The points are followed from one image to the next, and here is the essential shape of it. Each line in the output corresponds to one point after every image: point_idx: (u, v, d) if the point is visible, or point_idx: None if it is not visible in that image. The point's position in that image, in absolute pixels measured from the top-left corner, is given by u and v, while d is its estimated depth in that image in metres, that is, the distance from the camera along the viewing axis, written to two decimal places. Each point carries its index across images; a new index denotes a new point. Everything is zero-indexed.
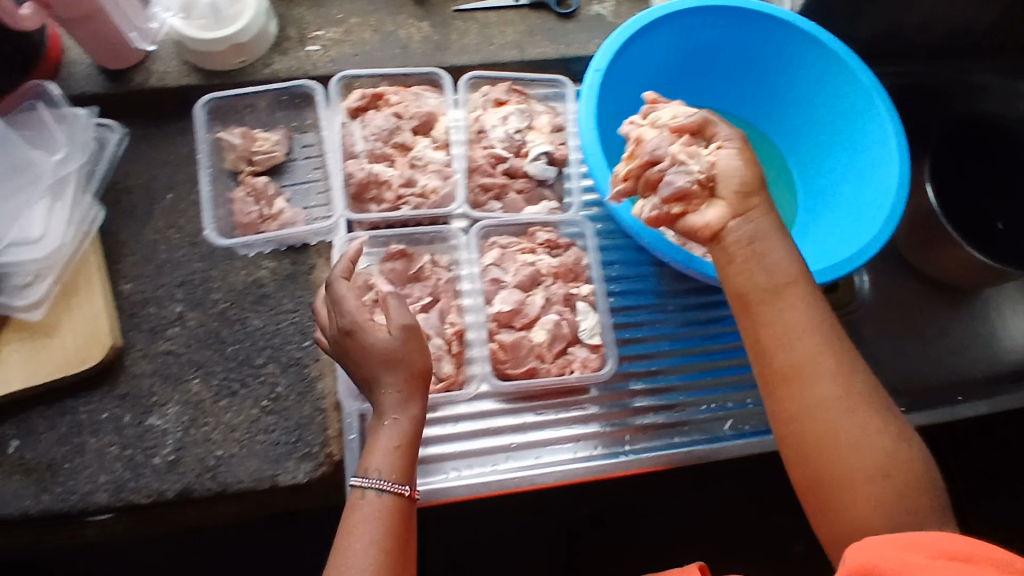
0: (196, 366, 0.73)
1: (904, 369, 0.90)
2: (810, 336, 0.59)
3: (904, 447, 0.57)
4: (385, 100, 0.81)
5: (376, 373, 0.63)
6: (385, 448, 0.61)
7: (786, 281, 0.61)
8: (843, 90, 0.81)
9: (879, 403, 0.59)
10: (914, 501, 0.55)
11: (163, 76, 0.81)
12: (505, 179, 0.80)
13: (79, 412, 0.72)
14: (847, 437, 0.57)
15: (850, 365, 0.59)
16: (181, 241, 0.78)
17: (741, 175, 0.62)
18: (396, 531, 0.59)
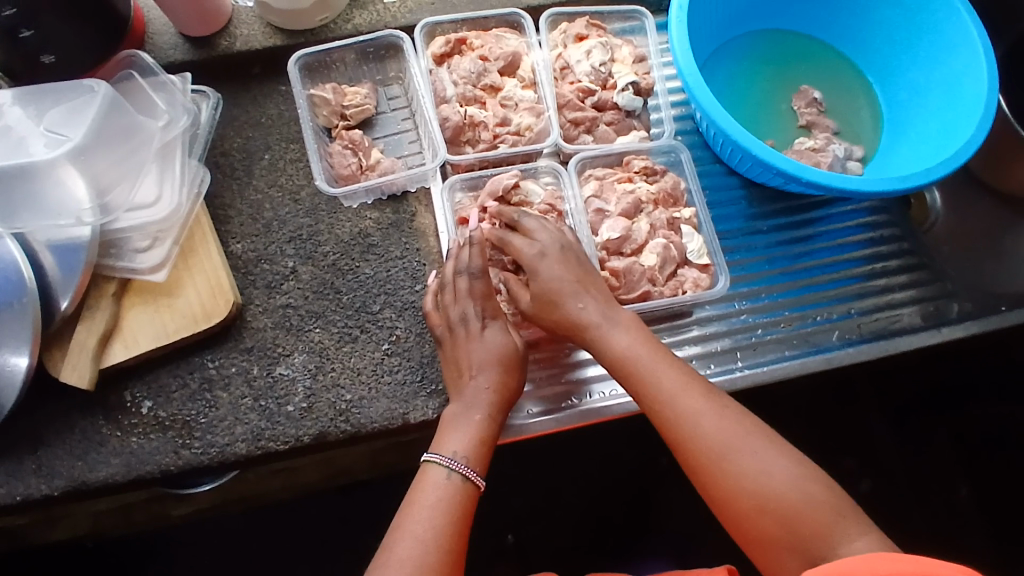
0: (315, 317, 0.75)
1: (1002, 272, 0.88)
2: (659, 402, 0.62)
3: (776, 475, 0.58)
4: (469, 45, 0.82)
5: (478, 367, 0.66)
6: (467, 436, 0.64)
7: (620, 363, 0.64)
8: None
9: (741, 439, 0.59)
10: (800, 525, 0.56)
11: (248, 40, 0.83)
12: (594, 112, 0.81)
13: (207, 368, 0.73)
14: (730, 480, 0.58)
15: (698, 420, 0.60)
16: (283, 199, 0.80)
17: (559, 279, 0.67)
18: (461, 512, 0.61)
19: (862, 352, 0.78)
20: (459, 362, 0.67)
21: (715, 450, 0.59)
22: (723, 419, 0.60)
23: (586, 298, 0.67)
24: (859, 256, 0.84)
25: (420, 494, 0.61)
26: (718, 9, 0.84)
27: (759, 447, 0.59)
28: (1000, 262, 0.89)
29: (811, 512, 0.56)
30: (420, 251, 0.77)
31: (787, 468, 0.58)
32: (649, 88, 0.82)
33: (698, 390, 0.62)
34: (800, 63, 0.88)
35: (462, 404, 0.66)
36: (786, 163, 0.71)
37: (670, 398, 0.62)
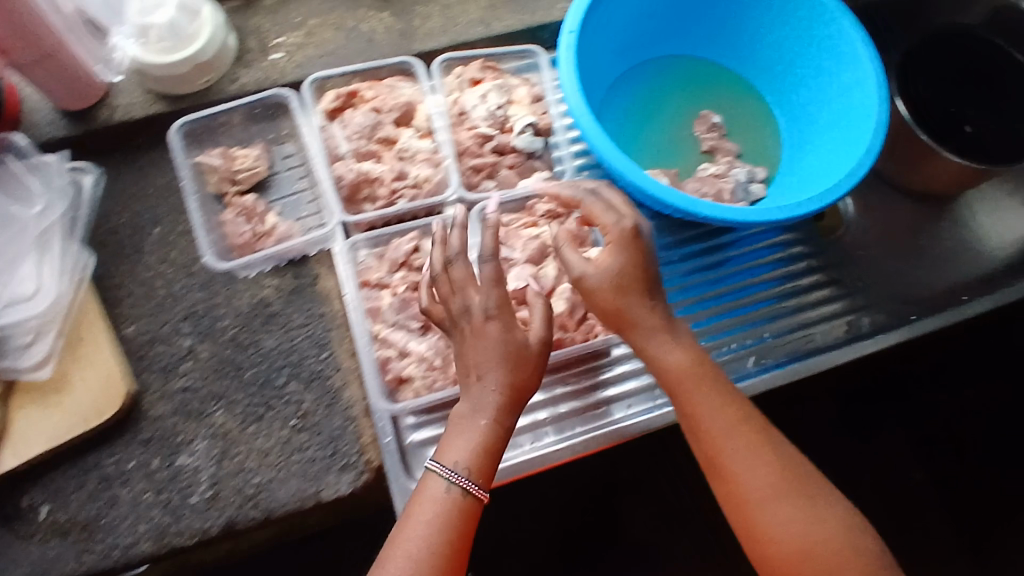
0: (217, 399, 0.72)
1: (914, 276, 0.89)
2: (712, 434, 0.61)
3: (820, 523, 0.58)
4: (361, 97, 0.79)
5: (486, 361, 0.59)
6: (465, 442, 0.58)
7: (677, 381, 0.62)
8: (807, 16, 0.80)
9: (790, 485, 0.60)
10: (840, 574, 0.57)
11: (129, 109, 0.79)
12: (494, 157, 0.79)
13: (105, 465, 0.69)
14: (773, 528, 0.58)
15: (751, 460, 0.60)
16: (177, 273, 0.76)
17: (631, 269, 0.62)
18: (458, 528, 0.57)
19: (779, 376, 0.77)
20: (467, 361, 0.60)
21: (764, 495, 0.59)
22: (761, 467, 0.60)
23: (655, 300, 0.62)
24: (777, 275, 0.84)
25: (420, 508, 0.57)
26: (610, 42, 0.82)
27: (808, 496, 0.59)
28: (914, 269, 0.90)
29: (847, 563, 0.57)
30: (324, 316, 0.74)
31: (817, 521, 0.58)
32: (548, 128, 0.81)
33: (745, 428, 0.61)
34: (698, 88, 0.88)
35: (468, 405, 0.59)
36: (684, 201, 0.70)
37: (725, 435, 0.61)
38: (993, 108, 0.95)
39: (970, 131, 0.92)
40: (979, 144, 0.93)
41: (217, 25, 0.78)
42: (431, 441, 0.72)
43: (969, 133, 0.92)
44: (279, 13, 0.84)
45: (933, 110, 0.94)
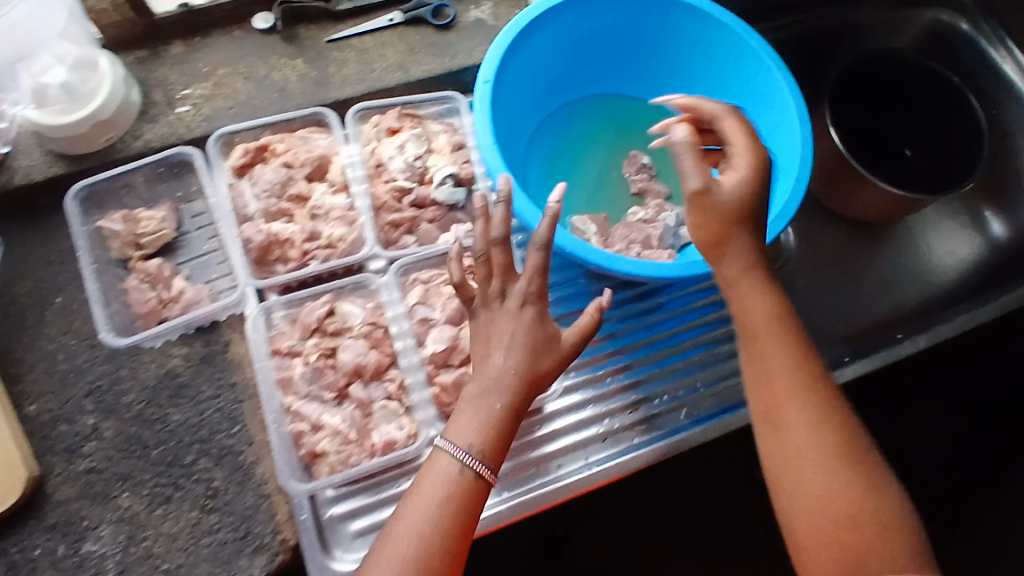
0: (123, 480, 0.68)
1: (840, 311, 0.91)
2: (782, 388, 0.59)
3: (866, 495, 0.56)
4: (272, 151, 0.76)
5: (511, 337, 0.59)
6: (473, 423, 0.57)
7: (755, 327, 0.60)
8: (732, 52, 0.78)
9: (847, 454, 0.58)
10: (879, 547, 0.54)
11: (29, 171, 0.74)
12: (414, 211, 0.76)
13: (11, 553, 0.64)
14: (820, 490, 0.57)
15: (818, 421, 0.58)
16: (80, 345, 0.72)
17: (737, 198, 0.59)
18: (465, 509, 0.56)
19: (710, 428, 0.76)
20: (487, 337, 0.60)
21: (820, 458, 0.57)
22: (821, 427, 0.58)
23: (754, 242, 0.60)
24: (717, 319, 0.82)
25: (427, 482, 0.57)
26: (533, 84, 0.80)
27: (860, 469, 0.57)
28: (843, 305, 0.91)
29: (886, 540, 0.55)
30: (235, 385, 0.71)
31: (864, 491, 0.56)
32: (470, 176, 0.78)
33: (805, 386, 0.59)
34: (627, 126, 0.87)
35: (480, 386, 0.59)
36: (603, 256, 0.68)
37: (795, 390, 0.59)
38: (932, 130, 0.95)
39: (910, 155, 0.98)
40: (923, 168, 0.97)
41: (117, 78, 0.74)
42: (352, 513, 0.68)
43: (909, 157, 0.98)
44: (187, 63, 0.79)
45: (864, 132, 0.98)
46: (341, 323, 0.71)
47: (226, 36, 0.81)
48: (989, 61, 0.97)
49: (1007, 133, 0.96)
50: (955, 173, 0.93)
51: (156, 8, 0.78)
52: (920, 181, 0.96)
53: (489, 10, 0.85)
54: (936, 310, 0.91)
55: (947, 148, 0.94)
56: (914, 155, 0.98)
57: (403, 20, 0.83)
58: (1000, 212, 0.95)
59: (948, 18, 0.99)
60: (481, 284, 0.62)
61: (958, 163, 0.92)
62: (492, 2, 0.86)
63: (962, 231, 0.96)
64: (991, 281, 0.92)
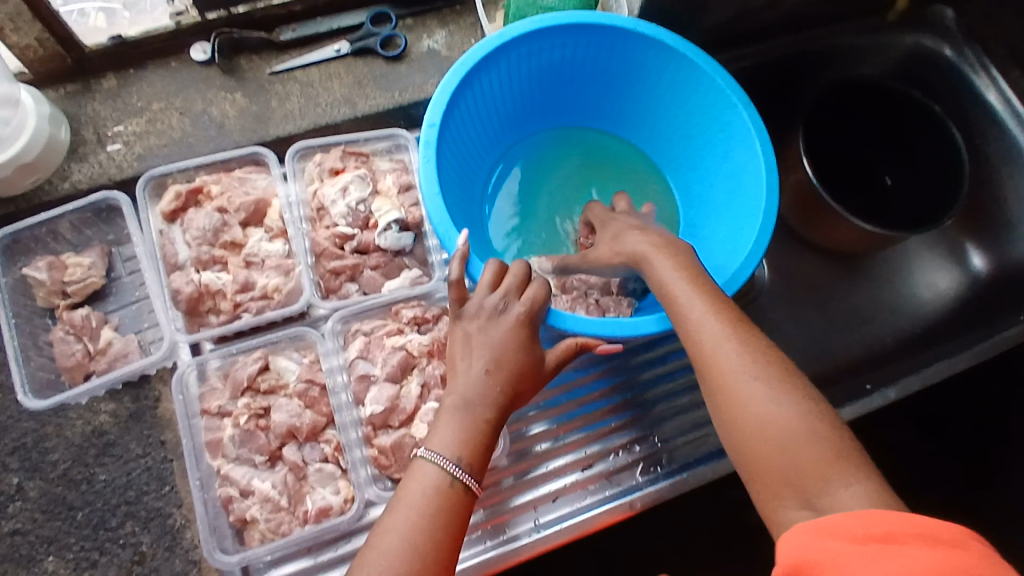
0: (47, 543, 0.65)
1: (812, 352, 0.86)
2: (686, 319, 0.54)
3: (781, 408, 0.48)
4: (206, 194, 0.72)
5: (493, 354, 0.58)
6: (456, 429, 0.56)
7: (656, 279, 0.57)
8: (704, 90, 0.73)
9: (759, 367, 0.49)
10: (803, 460, 0.46)
11: None
12: (356, 258, 0.72)
13: None
14: (740, 408, 0.49)
15: (724, 341, 0.51)
16: (6, 399, 0.69)
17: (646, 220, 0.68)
18: (452, 520, 0.53)
19: (666, 488, 0.75)
20: (468, 355, 0.59)
21: (729, 373, 0.50)
22: (725, 339, 0.51)
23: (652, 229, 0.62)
24: (681, 368, 0.82)
25: (410, 487, 0.54)
26: (489, 121, 0.77)
27: (777, 382, 0.49)
28: (813, 347, 0.86)
29: (808, 453, 0.46)
30: (165, 443, 0.68)
31: (788, 402, 0.48)
32: (418, 221, 0.74)
33: (711, 307, 0.53)
34: (592, 160, 0.85)
35: (460, 399, 0.57)
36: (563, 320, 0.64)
37: (695, 316, 0.53)
38: (916, 160, 0.87)
39: (891, 183, 0.91)
40: (905, 196, 0.89)
41: (42, 116, 0.70)
42: None
43: (890, 186, 0.90)
44: (118, 97, 0.76)
45: (843, 158, 0.92)
46: (279, 376, 0.68)
47: (162, 68, 0.77)
48: (969, 87, 0.90)
49: (989, 163, 0.89)
50: (937, 205, 0.84)
51: (85, 39, 0.74)
52: (899, 213, 0.88)
53: (443, 39, 0.80)
54: (912, 350, 0.86)
55: (931, 180, 0.86)
56: (893, 183, 0.90)
57: (350, 51, 0.78)
58: (980, 244, 0.89)
59: (930, 43, 0.91)
60: (484, 291, 0.61)
61: (944, 190, 0.84)
62: (446, 30, 0.80)
63: (942, 264, 0.90)
64: (970, 322, 0.86)
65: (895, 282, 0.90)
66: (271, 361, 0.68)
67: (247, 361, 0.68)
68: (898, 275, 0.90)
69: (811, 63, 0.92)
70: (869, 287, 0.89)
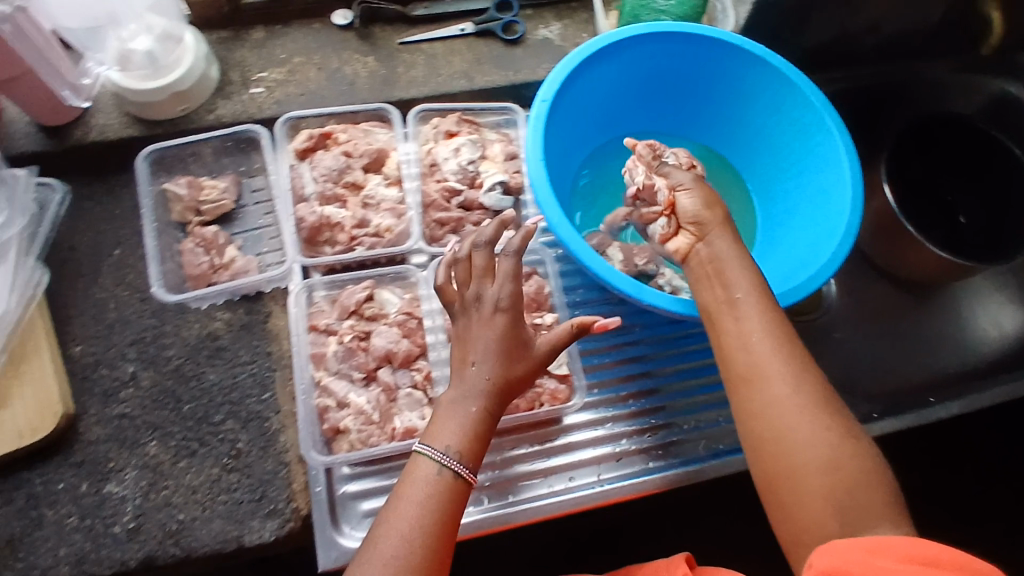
0: (153, 429, 0.71)
1: (871, 364, 0.90)
2: (758, 348, 0.60)
3: (838, 446, 0.55)
4: (334, 139, 0.80)
5: (482, 346, 0.60)
6: (460, 427, 0.58)
7: (730, 297, 0.63)
8: (798, 113, 0.80)
9: (822, 408, 0.57)
10: (858, 495, 0.53)
11: (103, 129, 0.78)
12: (460, 213, 0.79)
13: (34, 483, 0.69)
14: (798, 439, 0.56)
15: (795, 376, 0.58)
16: (131, 297, 0.76)
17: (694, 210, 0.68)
18: (448, 509, 0.55)
19: (728, 464, 0.76)
20: (466, 346, 0.61)
21: (797, 405, 0.57)
22: (797, 376, 0.58)
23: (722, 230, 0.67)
24: None
25: (408, 488, 0.56)
26: (596, 113, 0.85)
27: (835, 424, 0.57)
28: (872, 358, 0.91)
29: (861, 491, 0.54)
30: (271, 355, 0.74)
31: (847, 445, 0.56)
32: (518, 187, 0.81)
33: (782, 341, 0.60)
34: None
35: (459, 390, 0.59)
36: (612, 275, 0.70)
37: (767, 347, 0.60)
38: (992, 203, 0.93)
39: (964, 222, 0.93)
40: (979, 234, 0.92)
41: (199, 56, 0.78)
42: (364, 493, 0.71)
43: (963, 225, 0.93)
44: (264, 48, 0.84)
45: (921, 190, 0.95)
46: (383, 307, 0.75)
47: (306, 28, 0.86)
48: None
49: None
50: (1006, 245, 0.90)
51: None
52: (972, 246, 0.91)
53: (558, 30, 0.89)
54: (972, 376, 0.90)
55: (1004, 220, 0.91)
56: (967, 222, 0.93)
57: (474, 31, 0.87)
58: None
59: None
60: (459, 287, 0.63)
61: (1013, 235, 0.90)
62: (561, 24, 0.89)
63: (1007, 302, 0.95)
64: None
65: (962, 315, 0.94)
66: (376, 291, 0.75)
67: (362, 288, 0.75)
68: (963, 307, 0.94)
69: (898, 92, 0.99)
70: (935, 315, 0.94)
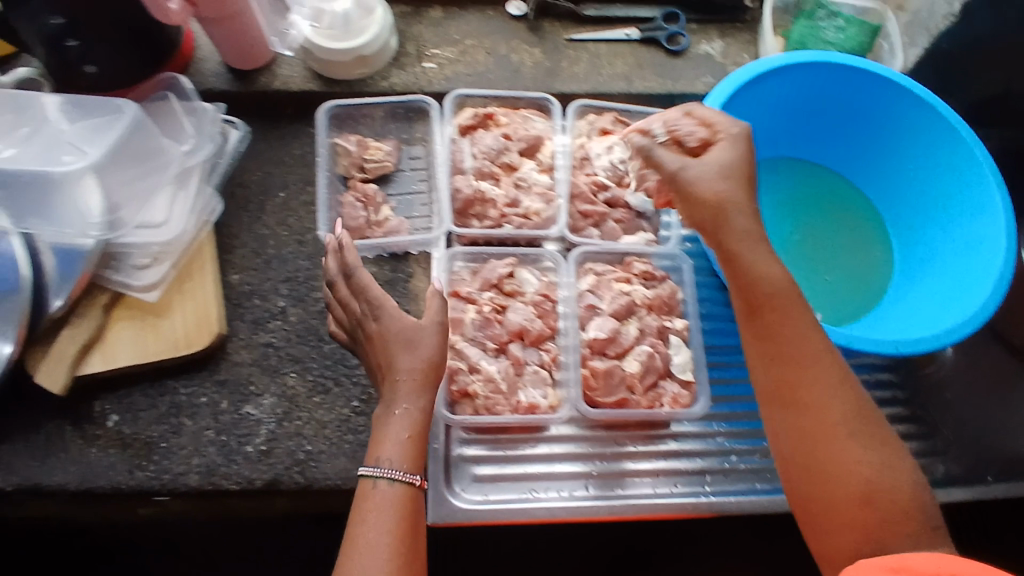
0: (293, 361, 0.76)
1: (999, 430, 0.86)
2: (793, 361, 0.60)
3: (870, 465, 0.57)
4: (496, 121, 0.84)
5: (393, 358, 0.64)
6: (396, 439, 0.61)
7: (760, 301, 0.63)
8: (956, 163, 0.79)
9: (855, 425, 0.58)
10: (889, 516, 0.55)
11: (287, 80, 0.84)
12: (604, 208, 0.82)
13: (179, 393, 0.74)
14: (831, 458, 0.57)
15: (829, 393, 0.59)
16: (290, 238, 0.81)
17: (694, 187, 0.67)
18: (405, 517, 0.59)
19: None
20: (377, 361, 0.65)
21: (830, 423, 0.58)
22: (834, 392, 0.59)
23: (736, 212, 0.65)
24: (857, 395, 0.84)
25: (369, 511, 0.59)
26: None
27: (869, 441, 0.58)
28: (1000, 422, 0.86)
29: (892, 513, 0.55)
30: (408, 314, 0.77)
31: (882, 466, 0.57)
32: None
33: (820, 355, 0.60)
34: (821, 200, 0.90)
35: (383, 401, 0.64)
36: None
37: (805, 360, 0.60)
38: None
39: None
40: None
41: (384, 25, 0.83)
42: (476, 458, 0.73)
43: None
44: (440, 26, 0.89)
45: None
46: (523, 284, 0.78)
47: (481, 13, 0.90)
48: None
49: None
50: None
51: None
52: None
53: (719, 47, 0.91)
54: None
55: None
56: None
57: (639, 37, 0.89)
58: None
59: None
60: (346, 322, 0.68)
61: None
62: (724, 41, 0.91)
63: None
64: None
65: None
66: (515, 268, 0.78)
67: (506, 264, 0.78)
68: None
69: None
70: None
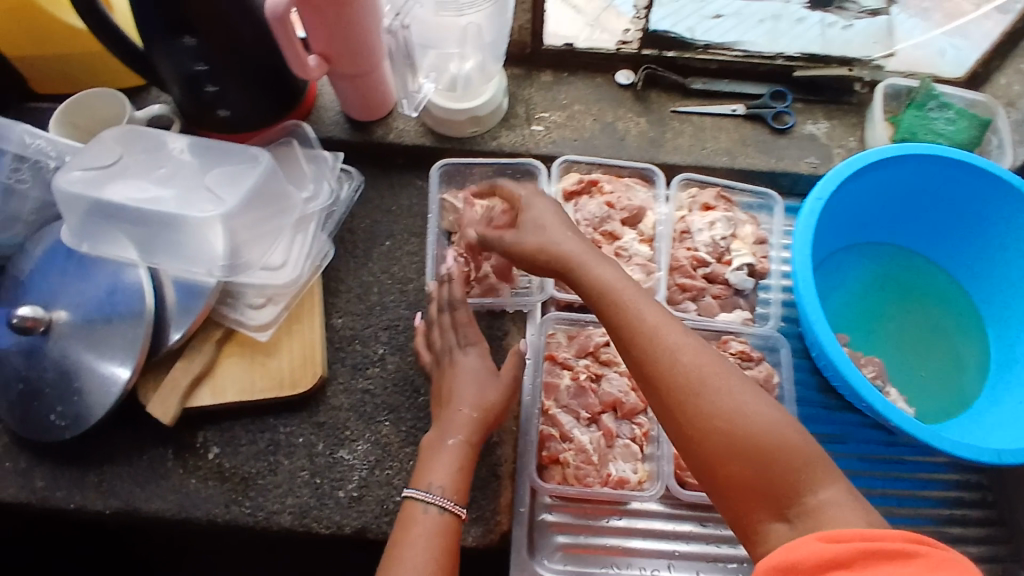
0: (387, 410, 0.77)
1: None
2: (637, 341, 0.57)
3: (746, 418, 0.51)
4: (600, 188, 0.85)
5: (461, 393, 0.69)
6: (448, 468, 0.65)
7: (599, 294, 0.60)
8: None
9: (707, 381, 0.53)
10: (774, 473, 0.49)
11: (401, 133, 0.88)
12: (703, 283, 0.82)
13: (278, 431, 0.76)
14: (700, 425, 0.52)
15: (675, 358, 0.54)
16: (392, 287, 0.84)
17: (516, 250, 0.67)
18: (446, 544, 0.61)
19: None
20: (442, 392, 0.70)
21: (686, 385, 0.53)
22: (676, 357, 0.54)
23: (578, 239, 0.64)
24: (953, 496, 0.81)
25: (414, 534, 0.61)
26: (846, 217, 0.86)
27: (733, 392, 0.52)
28: None
29: (780, 470, 0.49)
30: None
31: (753, 418, 0.51)
32: (763, 272, 0.83)
33: (655, 327, 0.56)
34: (918, 289, 0.89)
35: (438, 429, 0.68)
36: (852, 373, 0.70)
37: (653, 334, 0.56)
38: None
39: None
40: None
41: (498, 88, 0.86)
42: (560, 526, 0.74)
43: None
44: (550, 90, 0.92)
45: None
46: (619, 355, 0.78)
47: (590, 80, 0.93)
48: None
49: None
50: None
51: (546, 40, 0.92)
52: None
53: (824, 128, 0.91)
54: None
55: None
56: None
57: (744, 114, 0.90)
58: None
59: None
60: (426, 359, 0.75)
61: None
62: (829, 122, 0.91)
63: None
64: None
65: None
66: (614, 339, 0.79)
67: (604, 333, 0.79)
68: None
69: None
70: None
